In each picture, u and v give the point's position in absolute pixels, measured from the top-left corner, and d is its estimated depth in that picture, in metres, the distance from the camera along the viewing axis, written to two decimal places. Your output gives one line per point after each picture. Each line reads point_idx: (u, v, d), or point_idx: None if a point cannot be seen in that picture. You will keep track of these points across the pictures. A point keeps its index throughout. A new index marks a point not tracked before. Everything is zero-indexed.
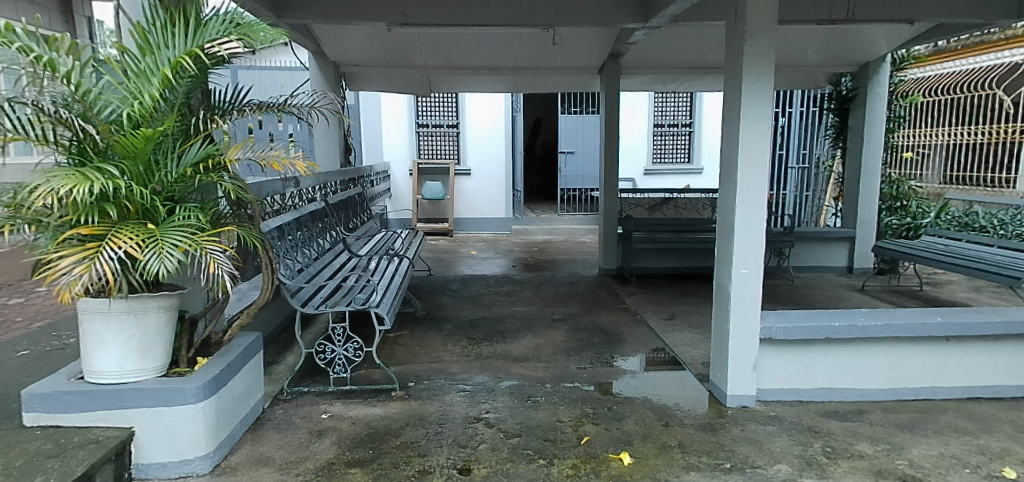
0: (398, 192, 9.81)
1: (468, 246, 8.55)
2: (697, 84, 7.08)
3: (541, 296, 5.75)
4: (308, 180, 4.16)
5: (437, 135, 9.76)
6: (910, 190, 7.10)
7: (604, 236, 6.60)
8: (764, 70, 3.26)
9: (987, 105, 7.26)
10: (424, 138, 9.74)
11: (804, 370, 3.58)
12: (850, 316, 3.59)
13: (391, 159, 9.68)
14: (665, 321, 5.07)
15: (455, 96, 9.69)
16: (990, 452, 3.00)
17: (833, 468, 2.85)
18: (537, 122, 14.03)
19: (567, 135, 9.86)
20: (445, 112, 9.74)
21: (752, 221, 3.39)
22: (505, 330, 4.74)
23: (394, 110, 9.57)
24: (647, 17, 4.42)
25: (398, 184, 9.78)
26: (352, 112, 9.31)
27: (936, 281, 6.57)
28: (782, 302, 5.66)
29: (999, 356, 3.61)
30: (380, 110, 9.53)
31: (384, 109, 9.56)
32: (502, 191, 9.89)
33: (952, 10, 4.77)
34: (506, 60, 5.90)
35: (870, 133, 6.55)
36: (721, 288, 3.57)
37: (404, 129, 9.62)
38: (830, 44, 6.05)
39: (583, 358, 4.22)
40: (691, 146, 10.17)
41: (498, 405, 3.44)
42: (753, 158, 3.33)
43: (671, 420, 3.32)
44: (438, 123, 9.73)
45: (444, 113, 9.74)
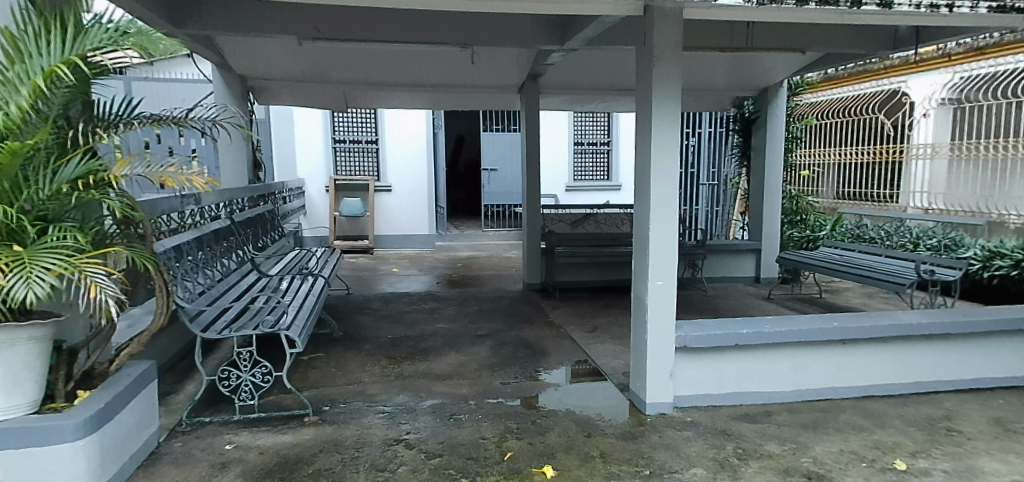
0: (313, 209, 9.50)
1: (390, 264, 8.40)
2: (613, 105, 7.34)
3: (465, 312, 5.72)
4: (211, 197, 3.95)
5: (355, 150, 9.58)
6: (808, 205, 7.67)
7: (527, 251, 6.69)
8: (672, 93, 3.42)
9: (871, 127, 7.96)
10: (341, 154, 9.55)
11: (716, 376, 3.74)
12: (756, 323, 3.79)
13: (304, 175, 9.39)
14: (587, 333, 5.16)
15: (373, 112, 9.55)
16: (883, 446, 3.23)
17: (745, 468, 2.98)
18: (461, 139, 14.15)
19: (489, 152, 9.92)
20: (364, 128, 9.59)
21: (665, 234, 3.53)
22: (428, 348, 4.67)
23: (308, 125, 9.31)
24: (562, 39, 4.54)
25: (313, 201, 9.48)
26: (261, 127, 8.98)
27: (833, 289, 7.06)
28: (696, 311, 5.91)
29: (888, 357, 3.91)
30: (293, 126, 9.23)
31: (297, 124, 9.27)
32: (425, 208, 9.83)
33: (839, 41, 5.22)
34: (425, 77, 5.88)
35: (772, 152, 6.99)
36: (638, 300, 3.68)
37: (319, 145, 9.37)
38: (733, 71, 6.46)
39: (507, 373, 4.22)
40: (610, 164, 10.50)
41: (420, 425, 3.37)
42: (664, 176, 3.48)
43: (593, 430, 3.38)
44: (355, 139, 9.56)
45: (361, 128, 9.58)
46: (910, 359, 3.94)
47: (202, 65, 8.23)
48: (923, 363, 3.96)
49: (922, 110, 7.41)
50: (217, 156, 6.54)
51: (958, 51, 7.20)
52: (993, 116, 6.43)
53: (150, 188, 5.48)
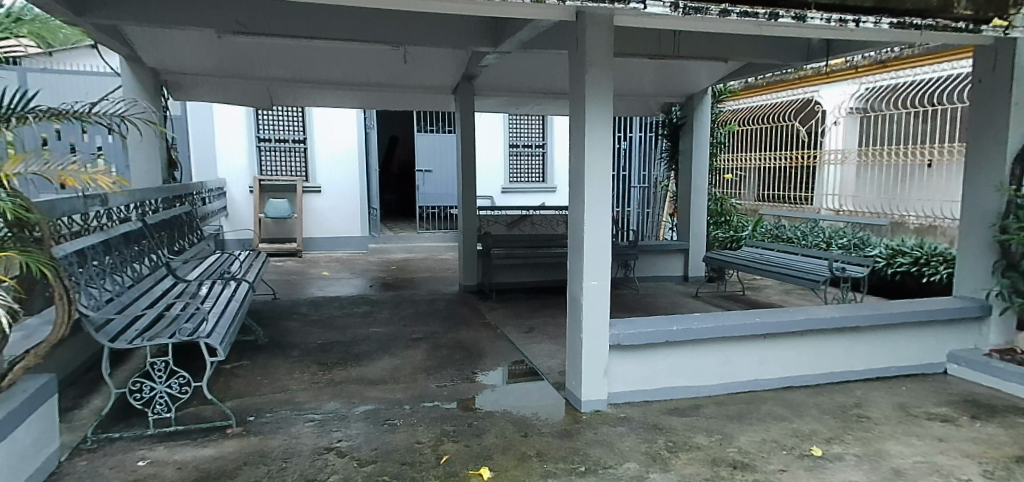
0: (238, 211, 9.11)
1: (320, 267, 8.15)
2: (547, 108, 7.43)
3: (400, 315, 5.63)
4: (119, 198, 3.71)
5: (281, 149, 9.27)
6: (731, 207, 8.07)
7: (464, 252, 6.64)
8: (604, 97, 3.49)
9: (788, 133, 8.35)
10: (266, 153, 9.20)
11: (649, 372, 3.84)
12: (685, 320, 3.92)
13: (226, 175, 9.00)
14: (524, 334, 5.19)
15: (301, 111, 9.26)
16: (801, 434, 3.41)
17: (675, 461, 3.08)
18: (394, 140, 13.93)
19: (424, 152, 9.84)
20: (291, 127, 9.28)
21: (598, 235, 3.60)
22: (361, 353, 4.56)
23: (230, 123, 8.94)
24: (497, 42, 4.55)
25: (236, 203, 9.10)
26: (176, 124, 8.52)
27: (754, 286, 7.43)
28: (628, 310, 6.06)
29: (805, 350, 4.14)
30: (213, 123, 8.87)
31: (218, 123, 8.90)
32: (357, 209, 9.62)
33: (759, 51, 5.50)
34: (357, 76, 5.75)
35: (699, 156, 7.28)
36: (573, 300, 3.73)
37: (241, 143, 9.01)
38: (661, 78, 6.69)
39: (443, 375, 4.19)
40: (545, 166, 10.61)
41: (352, 432, 3.29)
42: (598, 178, 3.55)
43: (529, 430, 3.39)
44: (281, 138, 9.24)
45: (287, 127, 9.27)
46: (825, 352, 4.18)
47: (109, 57, 7.73)
48: (837, 355, 4.21)
49: (833, 119, 7.91)
50: (127, 155, 6.15)
51: (865, 63, 7.75)
52: (895, 125, 6.95)
53: (47, 188, 5.07)
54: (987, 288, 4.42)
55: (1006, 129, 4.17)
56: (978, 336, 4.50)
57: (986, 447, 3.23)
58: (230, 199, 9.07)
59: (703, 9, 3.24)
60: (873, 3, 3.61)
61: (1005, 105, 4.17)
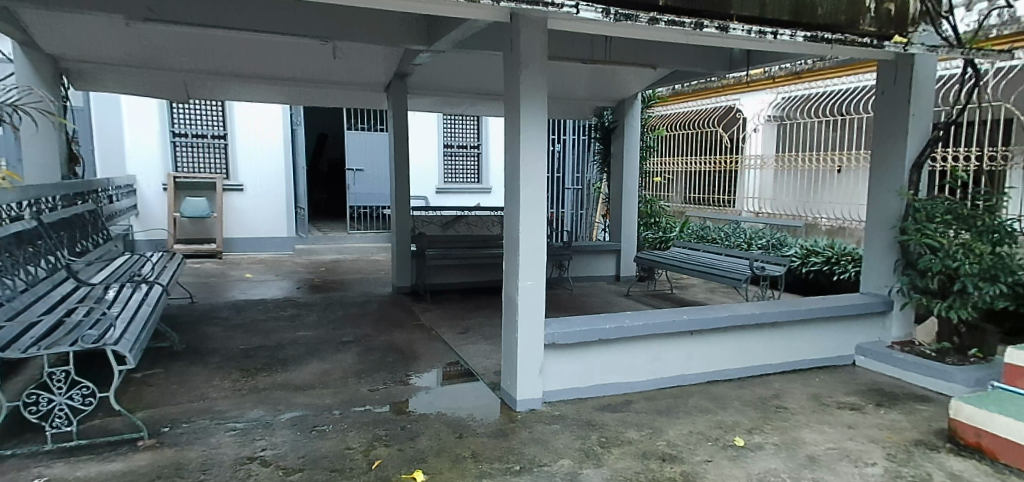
0: (149, 211, 8.64)
1: (242, 269, 7.80)
2: (482, 109, 7.42)
3: (329, 318, 5.46)
4: (8, 194, 3.40)
5: (199, 145, 8.83)
6: (661, 209, 8.47)
7: (397, 253, 6.51)
8: (539, 98, 3.52)
9: (712, 139, 8.79)
10: (181, 149, 8.75)
11: (583, 369, 3.90)
12: (618, 318, 4.01)
13: (136, 172, 8.51)
14: (459, 335, 5.16)
15: (221, 105, 8.85)
16: (725, 425, 3.55)
17: (607, 456, 3.13)
18: (323, 137, 13.52)
19: (355, 151, 9.62)
20: (209, 122, 8.86)
21: (533, 235, 3.62)
22: (287, 357, 4.40)
23: (139, 116, 8.45)
24: (430, 40, 4.51)
25: (147, 201, 8.62)
26: (78, 116, 7.97)
27: (682, 285, 7.70)
28: (562, 309, 6.14)
29: (729, 345, 4.32)
30: (120, 116, 8.34)
31: (126, 116, 8.38)
32: (282, 209, 9.27)
33: (685, 59, 5.72)
34: (284, 70, 5.56)
35: (630, 159, 7.47)
36: (508, 300, 3.74)
37: (152, 138, 8.55)
38: (592, 82, 6.84)
39: (375, 379, 4.09)
40: (481, 167, 10.59)
41: (277, 440, 3.16)
42: (533, 179, 3.58)
43: (465, 431, 3.37)
44: (199, 133, 8.80)
45: (206, 122, 8.84)
46: (747, 346, 4.38)
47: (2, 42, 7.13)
48: (758, 349, 4.42)
49: (752, 126, 8.30)
50: (18, 146, 5.68)
51: (781, 74, 8.12)
52: (810, 133, 7.37)
53: None
54: (889, 285, 4.76)
55: (906, 138, 4.52)
56: (882, 329, 4.84)
57: (889, 432, 3.47)
58: (142, 198, 8.59)
59: (632, 17, 3.32)
60: (788, 18, 3.87)
61: (905, 116, 4.51)
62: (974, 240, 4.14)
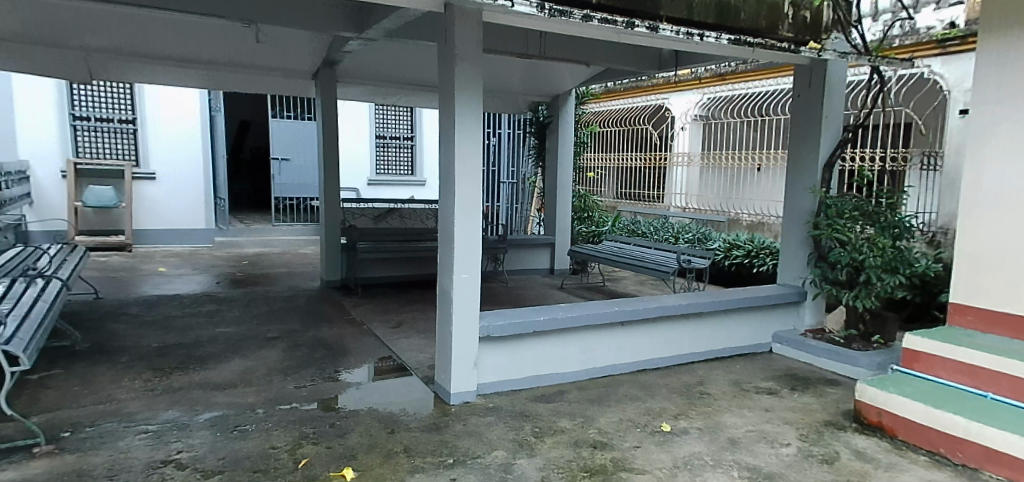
0: (45, 199, 8.01)
1: (155, 263, 7.36)
2: (415, 100, 7.30)
3: (252, 314, 5.24)
4: None
5: (103, 130, 8.27)
6: (594, 204, 8.60)
7: (326, 246, 6.30)
8: (473, 91, 3.49)
9: (643, 136, 9.04)
10: (83, 133, 8.17)
11: (517, 361, 3.92)
12: (551, 310, 4.06)
13: (29, 157, 7.86)
14: (391, 329, 5.07)
15: (131, 87, 8.31)
16: (654, 412, 3.66)
17: (540, 445, 3.17)
18: (245, 124, 12.89)
19: (281, 140, 9.27)
20: (116, 105, 8.31)
21: (467, 229, 3.60)
22: (205, 355, 4.18)
23: (33, 97, 7.81)
24: (361, 28, 4.39)
25: (43, 189, 7.99)
26: None
27: (613, 277, 7.87)
28: (497, 302, 6.15)
29: (657, 335, 4.46)
30: (11, 96, 7.67)
31: (18, 96, 7.72)
32: (200, 199, 8.81)
33: (615, 57, 5.82)
34: (203, 52, 5.27)
35: (564, 153, 7.57)
36: (443, 293, 3.70)
37: (48, 120, 7.93)
38: (527, 77, 6.87)
39: (302, 375, 3.96)
40: (414, 158, 10.44)
41: (195, 441, 3.00)
42: (468, 173, 3.56)
43: (397, 426, 3.32)
44: (104, 117, 8.25)
45: (112, 105, 8.28)
46: (674, 336, 4.54)
47: None
48: (684, 339, 4.59)
49: (679, 125, 8.55)
50: None
51: (706, 76, 8.30)
52: (733, 133, 7.70)
53: None
54: (803, 277, 5.05)
55: (819, 138, 4.80)
56: (797, 318, 5.12)
57: (802, 414, 3.69)
58: (36, 187, 7.94)
59: (566, 13, 3.36)
60: (713, 21, 4.03)
61: (818, 118, 4.79)
62: (878, 234, 4.46)
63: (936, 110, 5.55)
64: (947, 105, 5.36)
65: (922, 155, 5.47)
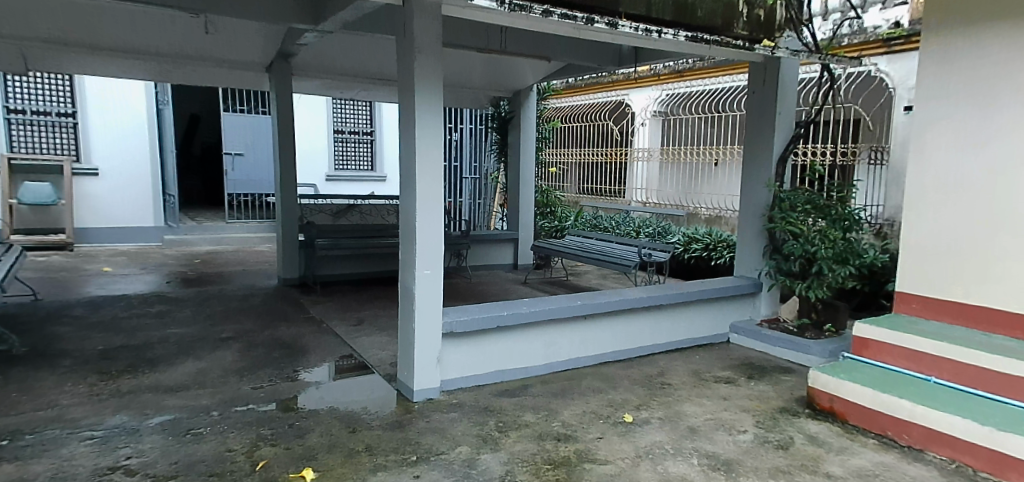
0: None
1: (100, 262, 7.06)
2: (374, 94, 7.20)
3: (205, 314, 5.08)
4: None
5: (40, 123, 7.89)
6: (556, 199, 8.63)
7: (283, 244, 6.17)
8: (434, 85, 3.45)
9: (604, 132, 9.11)
10: (17, 127, 7.78)
11: (481, 357, 3.90)
12: (515, 305, 4.06)
13: None
14: (352, 327, 4.99)
15: (70, 79, 7.95)
16: (616, 403, 3.70)
17: (505, 440, 3.17)
18: (195, 118, 12.46)
19: (234, 135, 9.02)
20: (54, 97, 7.91)
21: (429, 224, 3.56)
22: (156, 357, 4.04)
23: None
24: (317, 21, 4.31)
25: None
26: None
27: (576, 272, 7.93)
28: (459, 298, 6.13)
29: (619, 328, 4.51)
30: None
31: None
32: (148, 196, 8.51)
33: (575, 53, 5.83)
34: (150, 43, 5.07)
35: (526, 149, 7.57)
36: (405, 290, 3.66)
37: None
38: (488, 71, 6.85)
39: (259, 376, 3.86)
40: (374, 153, 10.30)
41: (145, 446, 2.89)
42: (429, 168, 3.52)
43: (358, 425, 3.26)
44: (42, 110, 7.86)
45: (50, 97, 7.89)
46: (636, 328, 4.60)
47: None
48: (645, 331, 4.66)
49: (640, 120, 8.66)
50: None
51: (665, 72, 8.42)
52: (691, 128, 7.84)
53: None
54: (759, 268, 5.19)
55: (773, 134, 4.92)
56: (753, 309, 5.26)
57: (758, 401, 3.79)
58: None
59: (526, 8, 3.34)
60: (671, 18, 4.10)
61: (772, 114, 4.91)
62: (828, 227, 4.59)
63: (882, 107, 5.78)
64: (893, 102, 5.58)
65: (870, 150, 5.66)
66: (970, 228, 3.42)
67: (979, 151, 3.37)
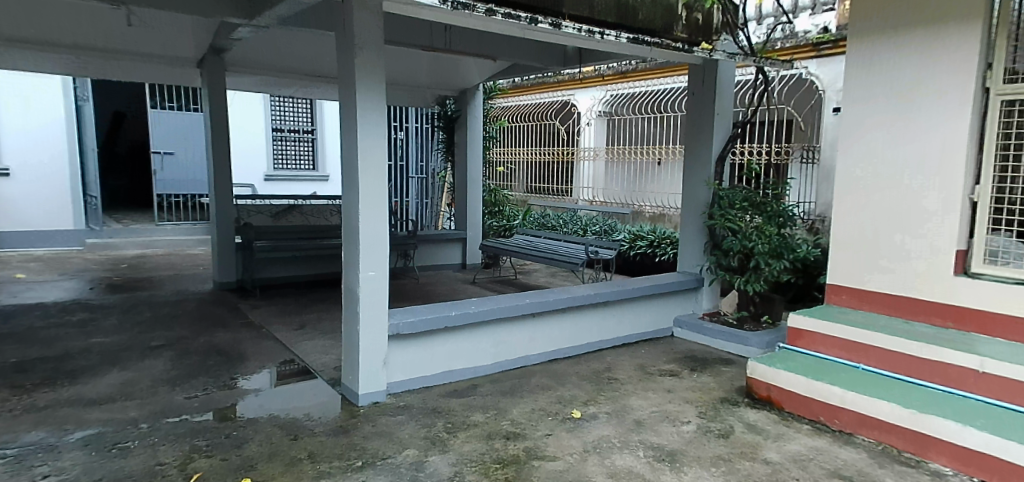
0: None
1: (13, 269, 6.60)
2: (313, 91, 7.01)
3: (134, 322, 4.82)
4: None
5: None
6: (503, 198, 8.65)
7: (218, 246, 5.92)
8: (376, 83, 3.38)
9: (551, 131, 9.16)
10: None
11: (428, 358, 3.85)
12: (462, 305, 4.02)
13: None
14: (294, 331, 4.84)
15: None
16: (565, 400, 3.73)
17: (453, 441, 3.13)
18: (119, 116, 11.87)
19: (164, 133, 8.61)
20: None
21: (373, 225, 3.49)
22: (76, 369, 3.80)
23: None
24: (251, 15, 4.17)
25: None
26: None
27: (525, 270, 7.96)
28: (407, 299, 6.05)
29: (566, 325, 4.54)
30: None
31: None
32: (67, 198, 8.02)
33: (519, 52, 5.84)
34: (68, 35, 4.79)
35: (472, 147, 7.55)
36: (349, 292, 3.57)
37: None
38: (433, 70, 6.78)
39: (193, 385, 3.69)
40: (315, 152, 10.05)
41: (64, 464, 2.72)
42: (372, 167, 3.44)
43: (300, 432, 3.16)
44: None
45: None
46: (583, 325, 4.64)
47: None
48: (592, 328, 4.71)
49: (586, 120, 8.70)
50: None
51: (609, 73, 8.50)
52: (634, 128, 7.99)
53: None
54: (700, 264, 5.33)
55: (712, 133, 5.06)
56: (696, 304, 5.40)
57: (700, 393, 3.89)
58: None
59: (469, 6, 3.32)
60: (613, 20, 4.16)
61: (711, 114, 5.05)
62: (764, 223, 4.77)
63: (812, 108, 6.05)
64: (822, 104, 5.86)
65: (802, 150, 5.93)
66: (892, 220, 3.60)
67: (903, 147, 3.54)
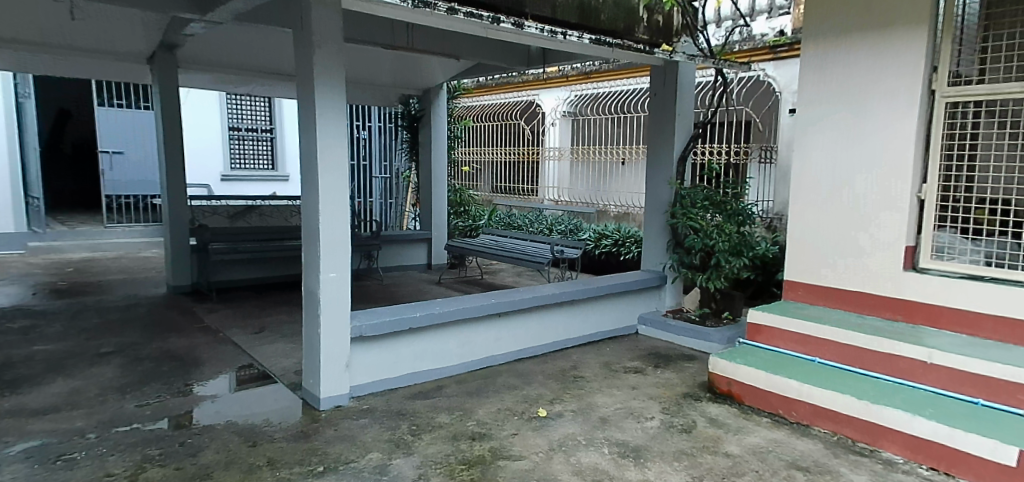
0: None
1: None
2: (271, 90, 6.87)
3: (82, 328, 4.63)
4: None
5: None
6: (469, 198, 8.63)
7: (171, 248, 5.73)
8: (335, 81, 3.32)
9: (515, 131, 9.16)
10: None
11: (392, 360, 3.80)
12: (427, 306, 3.98)
13: None
14: (252, 335, 4.72)
15: None
16: (530, 399, 3.73)
17: (418, 443, 3.10)
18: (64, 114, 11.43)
19: (113, 132, 8.32)
20: None
21: (334, 226, 3.43)
22: (18, 378, 3.63)
23: None
24: (205, 11, 4.05)
25: None
26: None
27: (491, 270, 7.95)
28: (370, 300, 5.96)
29: (532, 324, 4.54)
30: None
31: None
32: (7, 199, 7.65)
33: (482, 51, 5.82)
34: (7, 29, 4.57)
35: (437, 147, 7.50)
36: (309, 294, 3.50)
37: None
38: (396, 69, 6.72)
39: (146, 392, 3.56)
40: (275, 152, 9.85)
41: (4, 478, 2.59)
42: (332, 167, 3.38)
43: (259, 438, 3.08)
44: None
45: None
46: (548, 324, 4.65)
47: None
48: (558, 326, 4.72)
49: (551, 120, 8.73)
50: None
51: (573, 73, 8.56)
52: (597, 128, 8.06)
53: None
54: (663, 262, 5.40)
55: (674, 134, 5.14)
56: (659, 301, 5.47)
57: (664, 389, 3.94)
58: None
59: (431, 5, 3.30)
60: (575, 21, 4.17)
61: (672, 114, 5.12)
62: (724, 222, 4.86)
63: (770, 109, 6.20)
64: (779, 105, 6.01)
65: (760, 150, 6.07)
66: (844, 219, 3.72)
67: (852, 147, 3.66)
